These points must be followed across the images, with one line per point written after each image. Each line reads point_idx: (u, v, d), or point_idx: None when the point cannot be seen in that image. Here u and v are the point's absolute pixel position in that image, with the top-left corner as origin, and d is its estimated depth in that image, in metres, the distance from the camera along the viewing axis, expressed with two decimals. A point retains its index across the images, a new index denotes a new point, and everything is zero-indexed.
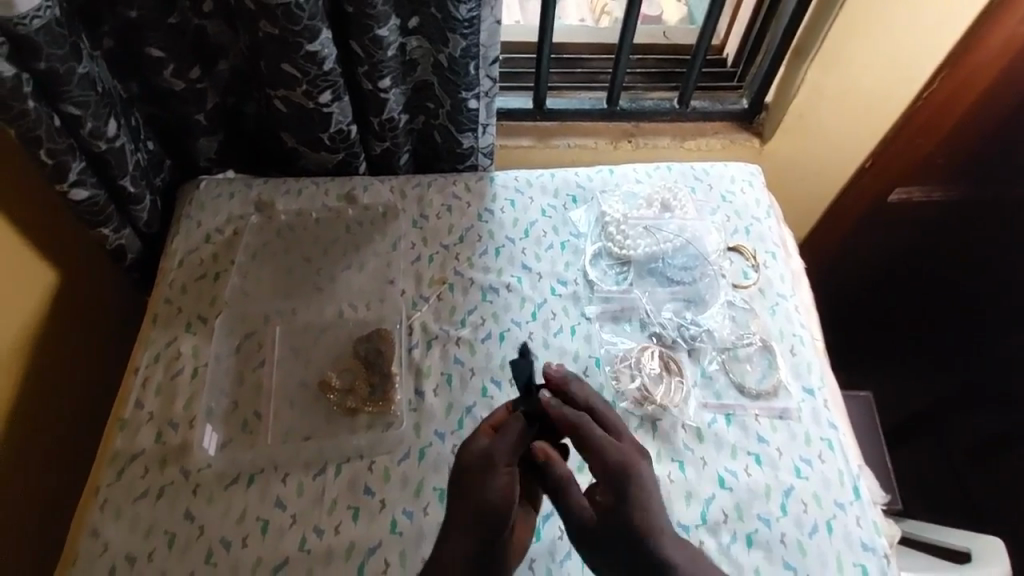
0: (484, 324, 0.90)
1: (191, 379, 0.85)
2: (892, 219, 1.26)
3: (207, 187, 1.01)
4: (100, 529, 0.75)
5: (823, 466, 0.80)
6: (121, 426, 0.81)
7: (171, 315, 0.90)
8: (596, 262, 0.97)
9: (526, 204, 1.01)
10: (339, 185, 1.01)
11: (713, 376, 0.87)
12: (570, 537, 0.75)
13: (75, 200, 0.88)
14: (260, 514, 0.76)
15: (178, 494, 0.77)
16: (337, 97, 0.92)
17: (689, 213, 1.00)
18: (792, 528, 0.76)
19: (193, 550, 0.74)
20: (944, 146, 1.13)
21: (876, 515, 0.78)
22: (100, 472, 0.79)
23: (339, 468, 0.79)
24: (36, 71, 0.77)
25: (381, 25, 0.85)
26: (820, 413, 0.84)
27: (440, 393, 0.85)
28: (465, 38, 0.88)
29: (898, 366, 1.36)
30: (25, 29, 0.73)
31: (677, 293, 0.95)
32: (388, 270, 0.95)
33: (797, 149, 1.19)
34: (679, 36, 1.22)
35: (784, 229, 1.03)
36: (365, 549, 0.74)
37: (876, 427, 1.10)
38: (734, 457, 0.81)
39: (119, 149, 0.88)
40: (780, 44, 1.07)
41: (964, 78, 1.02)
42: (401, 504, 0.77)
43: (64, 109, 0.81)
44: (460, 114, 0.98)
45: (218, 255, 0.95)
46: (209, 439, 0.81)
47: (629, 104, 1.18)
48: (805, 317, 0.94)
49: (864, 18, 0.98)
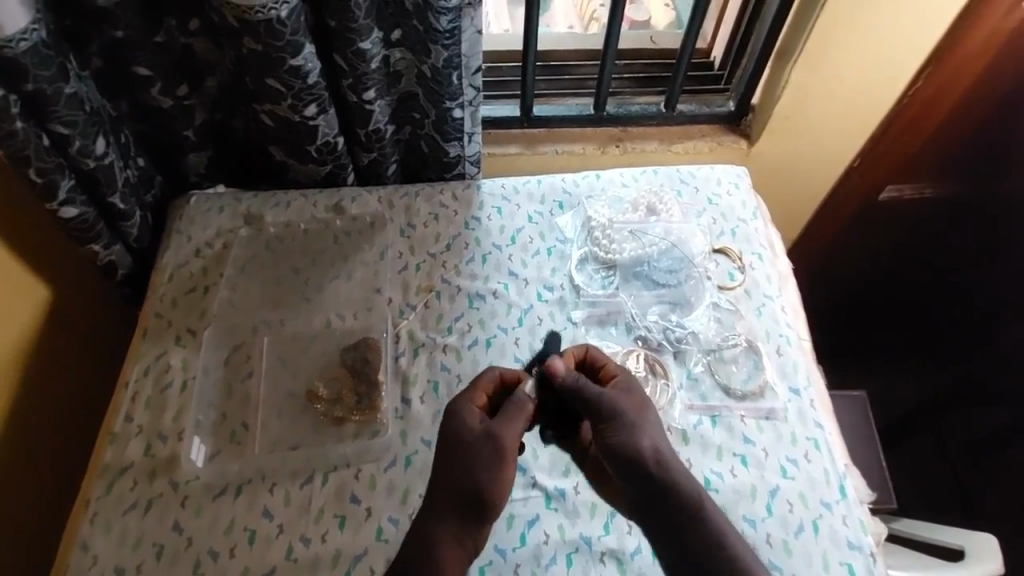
0: (471, 331, 0.90)
1: (180, 393, 0.86)
2: (883, 219, 1.27)
3: (197, 202, 1.02)
4: (90, 542, 0.76)
5: (809, 466, 0.80)
6: (110, 439, 0.82)
7: (160, 329, 0.91)
8: (582, 267, 0.97)
9: (512, 211, 1.02)
10: (328, 197, 1.02)
11: (699, 378, 0.87)
12: (555, 542, 0.75)
13: (66, 217, 0.89)
14: (247, 524, 0.77)
15: (167, 505, 0.78)
16: (322, 110, 0.93)
17: (674, 216, 1.01)
18: (778, 528, 0.76)
19: (181, 561, 0.74)
20: (930, 146, 1.14)
21: (862, 514, 0.78)
22: (91, 485, 0.80)
23: (326, 477, 0.80)
24: (24, 92, 0.79)
25: (363, 38, 0.86)
26: (806, 413, 0.84)
27: (426, 401, 0.85)
28: (447, 49, 0.88)
29: (894, 365, 1.35)
30: (11, 51, 0.74)
31: (663, 296, 0.95)
32: (376, 279, 0.96)
33: (784, 150, 1.19)
34: (666, 40, 1.22)
35: (771, 230, 1.03)
36: (351, 557, 0.74)
37: (870, 426, 1.10)
38: (720, 458, 0.81)
39: (108, 166, 0.90)
40: (764, 46, 1.07)
41: (949, 74, 1.03)
42: (388, 511, 0.77)
43: (53, 128, 0.83)
44: (445, 124, 0.99)
45: (207, 268, 0.96)
46: (198, 451, 0.82)
47: (616, 109, 1.19)
48: (792, 317, 0.94)
49: (845, 20, 0.98)
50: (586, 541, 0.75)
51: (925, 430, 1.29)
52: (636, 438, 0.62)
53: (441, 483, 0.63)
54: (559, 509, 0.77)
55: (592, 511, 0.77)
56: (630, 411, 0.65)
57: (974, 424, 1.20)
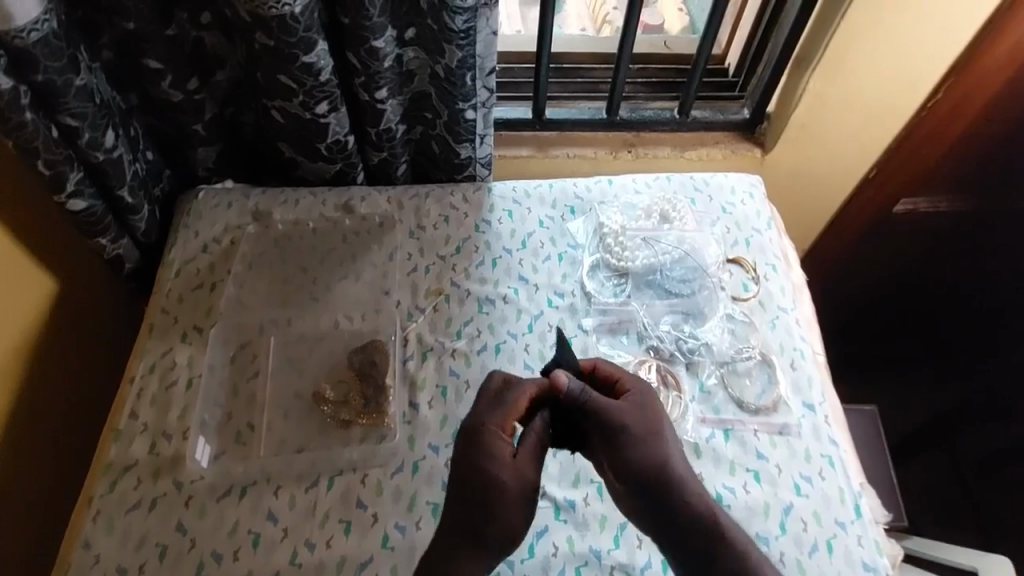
0: (480, 336, 0.89)
1: (186, 391, 0.84)
2: (898, 232, 1.24)
3: (205, 197, 1.01)
4: (93, 540, 0.74)
5: (823, 484, 0.79)
6: (115, 436, 0.81)
7: (166, 325, 0.90)
8: (594, 274, 0.96)
9: (523, 215, 1.01)
10: (337, 195, 1.00)
11: (712, 390, 0.86)
12: (564, 554, 0.74)
13: (73, 210, 0.88)
14: (252, 527, 0.75)
15: (172, 504, 0.77)
16: (333, 108, 0.91)
17: (688, 224, 0.99)
18: (792, 547, 0.74)
19: (184, 564, 0.73)
20: (946, 160, 1.11)
21: (878, 535, 0.77)
22: (94, 482, 0.79)
23: (331, 481, 0.79)
24: (34, 83, 0.77)
25: (377, 36, 0.85)
26: (820, 429, 0.83)
27: (434, 406, 0.84)
28: (461, 49, 0.87)
29: (902, 380, 1.34)
30: (22, 41, 0.73)
31: (675, 305, 0.94)
32: (384, 281, 0.95)
33: (802, 159, 1.19)
34: (680, 46, 1.21)
35: (785, 241, 1.02)
36: (356, 564, 0.73)
37: (883, 446, 1.09)
38: (732, 473, 0.80)
39: (117, 160, 0.88)
40: (782, 55, 1.08)
41: (967, 91, 1.00)
42: (395, 517, 0.76)
43: (62, 120, 0.81)
44: (457, 125, 0.97)
45: (214, 265, 0.95)
46: (203, 451, 0.81)
47: (629, 114, 1.18)
48: (806, 330, 0.93)
49: (866, 33, 0.99)
50: (595, 555, 0.74)
51: (933, 445, 1.28)
52: (645, 453, 0.63)
53: (452, 495, 0.61)
54: (568, 521, 0.76)
55: (601, 524, 0.76)
56: (638, 423, 0.65)
57: (983, 440, 1.19)
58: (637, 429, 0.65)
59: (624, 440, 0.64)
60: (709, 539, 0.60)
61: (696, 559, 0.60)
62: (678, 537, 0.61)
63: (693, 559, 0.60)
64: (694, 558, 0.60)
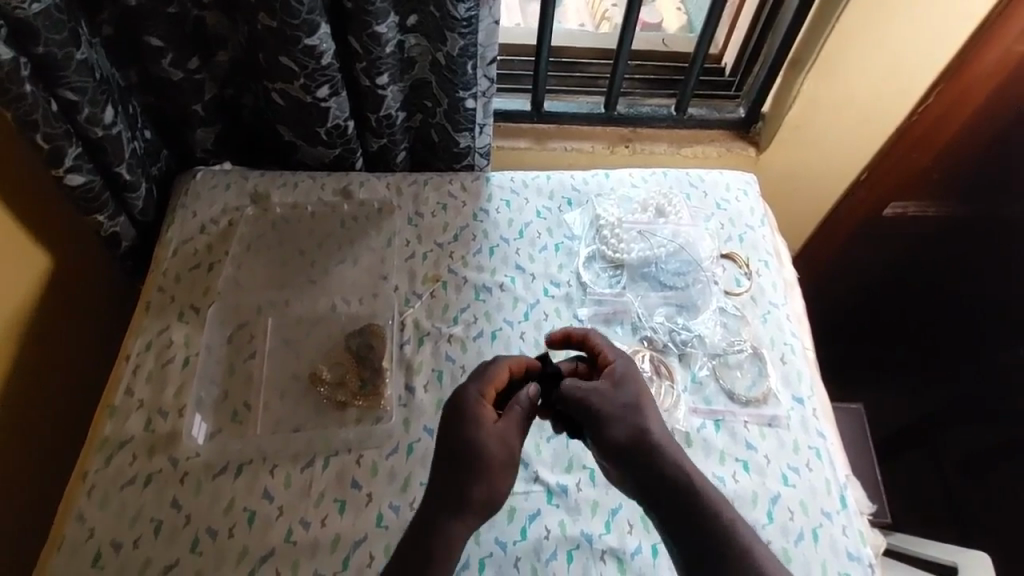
0: (476, 323, 0.90)
1: (182, 369, 0.85)
2: (884, 233, 1.27)
3: (202, 178, 1.01)
4: (86, 514, 0.74)
5: (810, 475, 0.81)
6: (110, 412, 0.81)
7: (163, 303, 0.90)
8: (590, 265, 0.97)
9: (521, 205, 1.02)
10: (336, 180, 1.01)
11: (704, 381, 0.88)
12: (556, 537, 0.75)
13: (71, 185, 0.87)
14: (247, 505, 0.76)
15: (166, 481, 0.77)
16: (334, 92, 0.92)
17: (683, 219, 1.01)
18: (779, 535, 0.76)
19: (179, 539, 0.73)
20: (940, 160, 1.13)
21: (862, 525, 0.79)
22: (88, 458, 0.79)
23: (326, 462, 0.79)
24: (35, 55, 0.77)
25: (379, 22, 0.85)
26: (808, 421, 0.85)
27: (430, 390, 0.85)
28: (463, 38, 0.88)
29: (890, 380, 1.38)
30: (24, 12, 0.73)
31: (670, 298, 0.95)
32: (382, 266, 0.95)
33: (795, 158, 1.20)
34: (678, 44, 1.22)
35: (778, 238, 1.04)
36: (351, 543, 0.74)
37: (867, 440, 1.12)
38: (723, 462, 0.81)
39: (116, 137, 0.88)
40: (777, 54, 1.09)
41: (958, 94, 1.03)
42: (389, 499, 0.77)
43: (62, 94, 0.81)
44: (457, 114, 0.98)
45: (212, 246, 0.95)
46: (198, 428, 0.81)
47: (627, 110, 1.20)
48: (796, 326, 0.94)
49: (858, 39, 1.01)
50: (587, 538, 0.75)
51: (920, 444, 1.31)
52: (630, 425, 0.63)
53: (442, 459, 0.62)
54: (560, 505, 0.77)
55: (593, 509, 0.77)
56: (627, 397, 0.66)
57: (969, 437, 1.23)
58: (622, 406, 0.65)
59: (605, 419, 0.64)
60: (692, 509, 0.58)
61: (676, 521, 0.58)
62: (661, 502, 0.59)
63: (673, 524, 0.58)
64: (676, 524, 0.58)
